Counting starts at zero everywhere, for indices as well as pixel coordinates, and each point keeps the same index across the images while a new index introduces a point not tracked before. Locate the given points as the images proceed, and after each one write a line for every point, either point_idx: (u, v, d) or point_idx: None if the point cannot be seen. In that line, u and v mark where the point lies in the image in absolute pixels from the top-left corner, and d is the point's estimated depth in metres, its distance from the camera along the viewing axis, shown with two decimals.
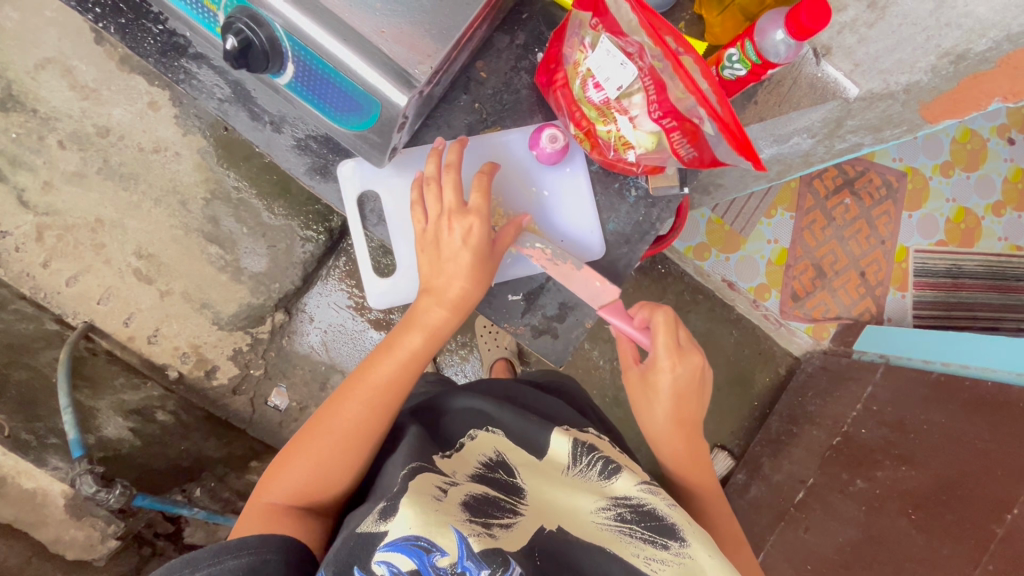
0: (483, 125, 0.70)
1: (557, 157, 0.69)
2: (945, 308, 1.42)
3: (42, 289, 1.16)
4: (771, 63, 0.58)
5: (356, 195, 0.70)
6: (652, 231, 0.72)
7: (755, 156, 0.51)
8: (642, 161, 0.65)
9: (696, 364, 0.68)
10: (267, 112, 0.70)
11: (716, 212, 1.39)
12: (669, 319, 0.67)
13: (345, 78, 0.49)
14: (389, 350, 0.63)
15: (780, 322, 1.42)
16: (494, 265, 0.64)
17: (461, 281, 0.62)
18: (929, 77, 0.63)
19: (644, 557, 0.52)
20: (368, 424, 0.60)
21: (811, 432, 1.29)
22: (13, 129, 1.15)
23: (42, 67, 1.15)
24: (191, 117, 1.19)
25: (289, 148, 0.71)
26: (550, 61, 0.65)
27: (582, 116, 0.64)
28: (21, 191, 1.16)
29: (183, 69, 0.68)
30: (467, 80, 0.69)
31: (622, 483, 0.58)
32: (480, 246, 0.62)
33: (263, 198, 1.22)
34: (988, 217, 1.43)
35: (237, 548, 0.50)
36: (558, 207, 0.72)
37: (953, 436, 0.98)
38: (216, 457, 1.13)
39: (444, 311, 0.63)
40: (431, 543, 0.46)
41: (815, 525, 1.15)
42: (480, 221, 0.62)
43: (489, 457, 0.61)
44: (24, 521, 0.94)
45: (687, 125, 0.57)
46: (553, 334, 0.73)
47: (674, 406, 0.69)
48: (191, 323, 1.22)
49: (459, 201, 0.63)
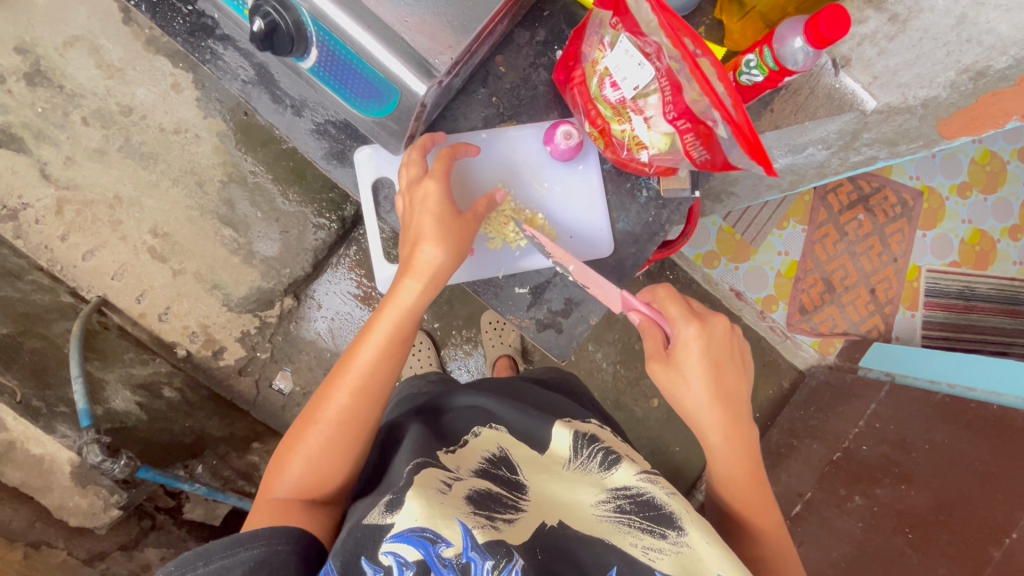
0: (500, 119, 0.70)
1: (571, 154, 0.70)
2: (954, 330, 1.40)
3: (58, 262, 1.19)
4: (789, 71, 0.58)
5: (371, 180, 0.71)
6: (660, 233, 0.73)
7: (767, 162, 0.50)
8: (654, 162, 0.65)
9: (722, 327, 0.65)
10: (289, 96, 0.71)
11: (727, 221, 1.40)
12: (671, 292, 0.65)
13: (369, 66, 0.50)
14: (366, 335, 0.62)
15: (786, 335, 1.42)
16: (465, 233, 0.62)
17: (429, 250, 0.60)
18: (947, 93, 0.62)
19: (641, 547, 0.52)
20: (355, 410, 0.60)
21: (811, 446, 1.29)
22: (38, 103, 1.17)
23: (70, 44, 1.17)
24: (212, 100, 1.21)
25: (307, 132, 0.71)
26: (569, 59, 0.65)
27: (597, 115, 0.65)
28: (44, 164, 1.18)
29: (209, 49, 0.69)
30: (486, 74, 0.70)
31: (621, 475, 0.59)
32: (443, 212, 0.61)
33: (278, 184, 1.24)
34: (1003, 241, 1.41)
35: (249, 540, 0.52)
36: (567, 203, 0.72)
37: (954, 458, 0.98)
38: (218, 436, 1.16)
39: (416, 284, 0.60)
40: (437, 534, 0.48)
41: (810, 539, 1.14)
42: (438, 189, 0.61)
43: (492, 453, 0.62)
44: (30, 486, 0.93)
45: (701, 127, 0.57)
46: (556, 328, 0.73)
47: (713, 380, 0.64)
48: (201, 303, 1.24)
49: (423, 171, 0.63)
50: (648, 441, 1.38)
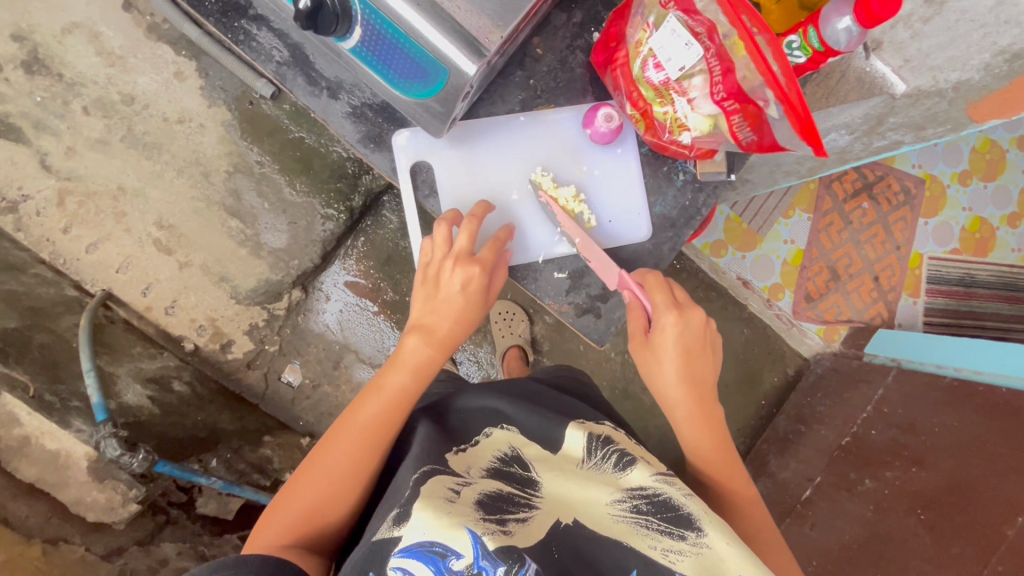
0: (537, 102, 0.70)
1: (611, 137, 0.70)
2: (956, 316, 1.42)
3: (61, 255, 1.16)
4: (833, 51, 0.58)
5: (410, 164, 0.70)
6: (698, 215, 0.73)
7: (817, 142, 0.51)
8: (695, 145, 0.65)
9: (699, 320, 0.67)
10: (324, 78, 0.68)
11: (735, 210, 1.41)
12: (658, 280, 0.68)
13: (417, 46, 0.49)
14: (376, 389, 0.63)
15: (792, 322, 1.43)
16: (482, 313, 0.68)
17: (451, 323, 0.65)
18: (980, 75, 0.61)
19: (660, 548, 0.51)
20: (360, 461, 0.60)
21: (819, 432, 1.31)
22: (37, 92, 1.14)
23: (68, 31, 1.14)
24: (216, 89, 1.19)
25: (344, 115, 0.68)
26: (610, 40, 0.65)
27: (639, 96, 0.64)
28: (44, 155, 1.15)
29: (242, 30, 0.66)
30: (524, 57, 0.69)
31: (636, 476, 0.58)
32: (474, 295, 0.66)
33: (286, 174, 1.22)
34: (1003, 228, 1.43)
35: (238, 566, 0.50)
36: (607, 186, 0.73)
37: (965, 440, 0.99)
38: (230, 429, 1.15)
39: (431, 348, 0.65)
40: (446, 548, 0.47)
41: (821, 523, 1.16)
42: (482, 273, 0.65)
43: (505, 452, 0.63)
44: (45, 481, 0.91)
45: (749, 107, 0.57)
46: (596, 313, 0.73)
47: (683, 365, 0.67)
48: (209, 296, 1.22)
49: (469, 249, 0.66)
50: (656, 430, 1.39)
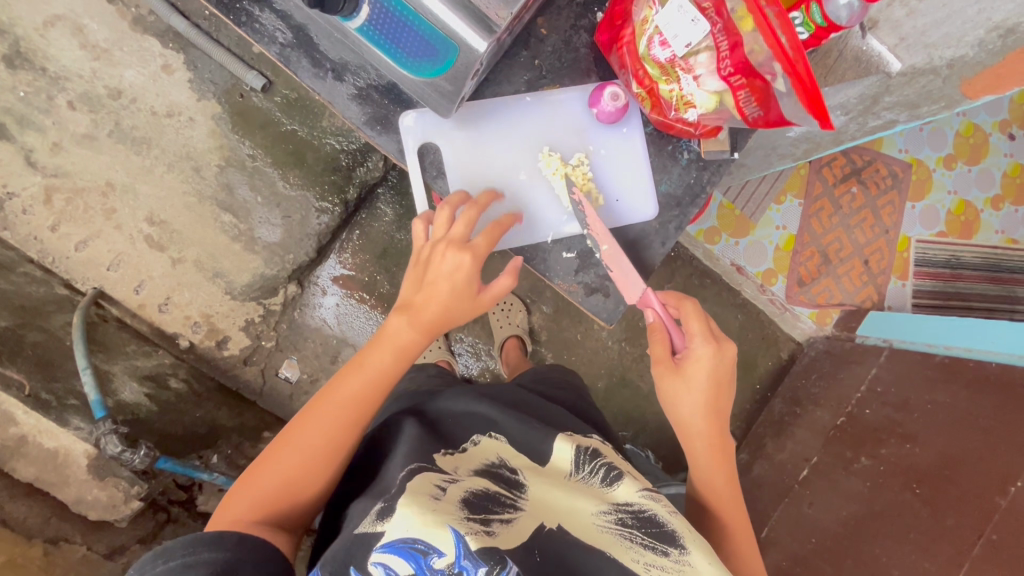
0: (542, 82, 0.70)
1: (617, 116, 0.70)
2: (943, 298, 1.45)
3: (50, 254, 1.14)
4: (835, 27, 0.59)
5: (417, 146, 0.70)
6: (703, 193, 0.73)
7: (823, 112, 0.52)
8: (701, 122, 0.66)
9: (732, 354, 0.67)
10: (328, 60, 0.67)
11: (727, 197, 1.42)
12: (696, 309, 0.68)
13: (427, 24, 0.51)
14: (359, 367, 0.62)
15: (786, 307, 1.45)
16: (472, 307, 0.65)
17: (437, 304, 0.62)
18: (976, 51, 0.65)
19: (643, 562, 0.54)
20: (337, 441, 0.59)
21: (815, 414, 1.33)
22: (20, 86, 1.11)
23: (51, 24, 1.11)
24: (205, 81, 1.17)
25: (349, 98, 0.68)
26: (616, 18, 0.66)
27: (645, 74, 0.65)
28: (29, 151, 1.13)
29: (245, 11, 0.65)
30: (528, 37, 0.69)
31: (623, 491, 0.60)
32: (461, 285, 0.63)
33: (278, 167, 1.21)
34: (987, 210, 1.46)
35: (215, 542, 0.52)
36: (613, 166, 0.73)
37: (956, 414, 1.02)
38: (229, 425, 1.14)
39: (413, 331, 0.62)
40: (428, 546, 0.48)
41: (819, 501, 1.18)
42: (473, 263, 0.63)
43: (491, 462, 0.61)
44: (46, 480, 0.90)
45: (756, 82, 0.58)
46: (604, 292, 0.73)
47: (712, 397, 0.67)
48: (203, 291, 1.20)
49: (464, 235, 0.64)
50: (653, 416, 1.40)
